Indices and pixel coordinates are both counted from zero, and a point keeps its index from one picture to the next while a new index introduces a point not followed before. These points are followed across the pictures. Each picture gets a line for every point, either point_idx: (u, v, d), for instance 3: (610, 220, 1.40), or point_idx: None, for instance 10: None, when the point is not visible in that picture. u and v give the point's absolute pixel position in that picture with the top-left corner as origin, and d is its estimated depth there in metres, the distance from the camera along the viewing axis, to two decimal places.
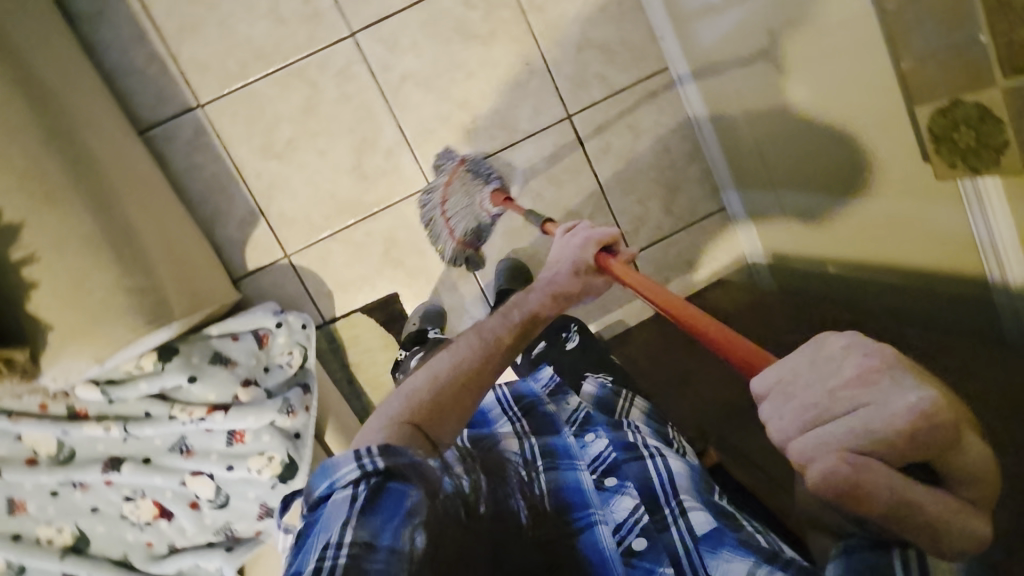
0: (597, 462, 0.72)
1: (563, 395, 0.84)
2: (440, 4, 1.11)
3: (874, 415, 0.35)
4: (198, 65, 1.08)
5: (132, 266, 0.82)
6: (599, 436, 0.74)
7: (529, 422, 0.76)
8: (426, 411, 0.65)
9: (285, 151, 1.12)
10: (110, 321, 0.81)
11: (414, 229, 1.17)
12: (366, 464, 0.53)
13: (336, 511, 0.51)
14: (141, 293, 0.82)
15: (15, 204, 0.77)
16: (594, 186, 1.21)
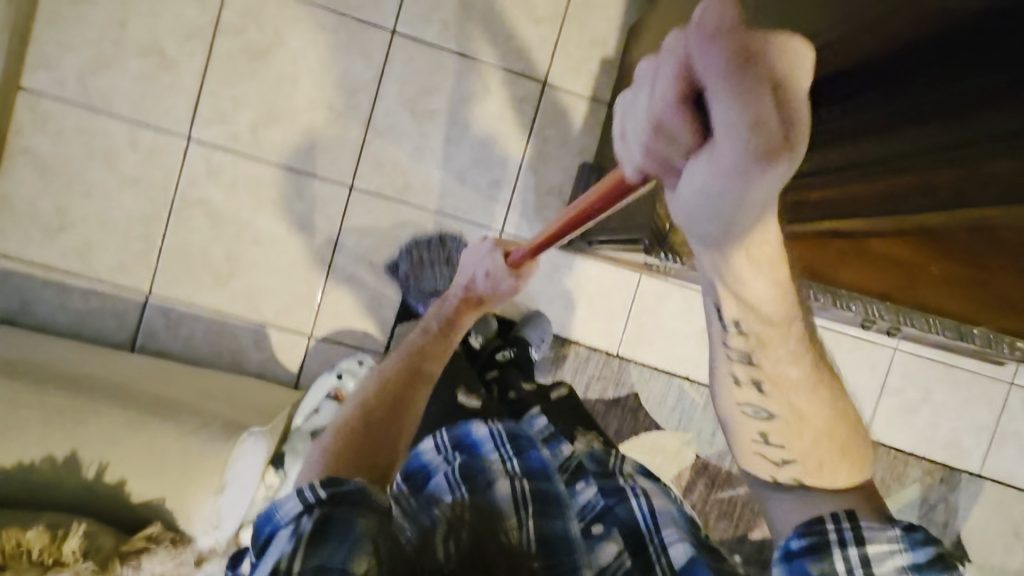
0: (586, 509, 0.69)
1: (555, 440, 0.81)
2: (222, 53, 1.12)
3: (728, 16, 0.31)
4: (117, 268, 1.12)
5: (183, 416, 0.80)
6: (588, 484, 0.72)
7: (521, 462, 0.72)
8: (356, 430, 0.75)
9: (234, 265, 1.15)
10: (197, 466, 0.78)
11: (373, 225, 1.18)
12: (308, 495, 0.58)
13: (278, 548, 0.55)
14: (204, 431, 0.80)
15: (54, 436, 0.76)
16: (463, 62, 1.18)
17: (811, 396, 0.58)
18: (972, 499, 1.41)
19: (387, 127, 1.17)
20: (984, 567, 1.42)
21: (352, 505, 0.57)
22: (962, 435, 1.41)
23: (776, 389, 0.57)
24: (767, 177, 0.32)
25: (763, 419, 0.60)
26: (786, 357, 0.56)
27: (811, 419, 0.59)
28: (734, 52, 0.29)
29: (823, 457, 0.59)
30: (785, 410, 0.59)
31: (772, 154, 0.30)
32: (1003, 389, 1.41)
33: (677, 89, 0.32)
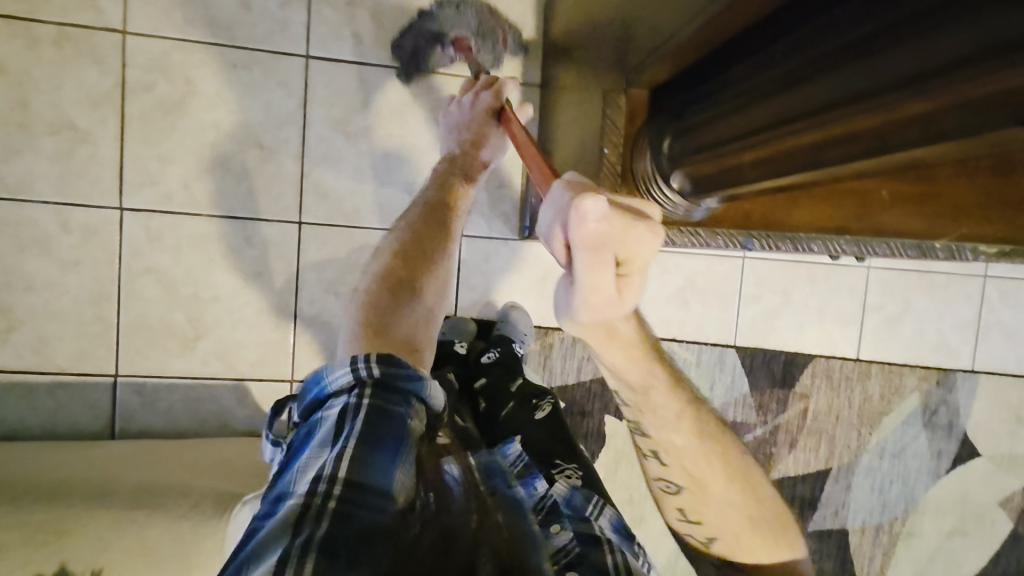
0: (560, 553, 0.70)
1: (530, 480, 0.85)
2: (136, 114, 1.07)
3: (613, 232, 0.41)
4: (78, 357, 1.08)
5: (173, 501, 0.80)
6: (565, 529, 0.75)
7: (497, 500, 0.75)
8: (392, 282, 0.87)
9: (198, 327, 1.11)
10: (194, 549, 0.76)
11: (330, 257, 1.15)
12: (362, 368, 0.72)
13: (326, 431, 0.68)
14: (196, 511, 0.79)
15: (39, 554, 0.71)
16: (385, 72, 1.14)
17: (711, 478, 0.75)
18: (970, 394, 1.44)
19: (323, 154, 1.13)
20: (994, 456, 1.46)
21: (395, 398, 0.71)
22: (949, 335, 1.43)
23: (671, 456, 0.76)
24: (590, 309, 0.48)
25: (674, 492, 0.77)
26: (672, 428, 0.75)
27: (710, 490, 0.75)
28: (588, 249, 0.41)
29: (730, 526, 0.75)
30: (688, 480, 0.76)
31: (595, 303, 0.47)
32: (979, 283, 1.43)
33: (558, 245, 0.42)
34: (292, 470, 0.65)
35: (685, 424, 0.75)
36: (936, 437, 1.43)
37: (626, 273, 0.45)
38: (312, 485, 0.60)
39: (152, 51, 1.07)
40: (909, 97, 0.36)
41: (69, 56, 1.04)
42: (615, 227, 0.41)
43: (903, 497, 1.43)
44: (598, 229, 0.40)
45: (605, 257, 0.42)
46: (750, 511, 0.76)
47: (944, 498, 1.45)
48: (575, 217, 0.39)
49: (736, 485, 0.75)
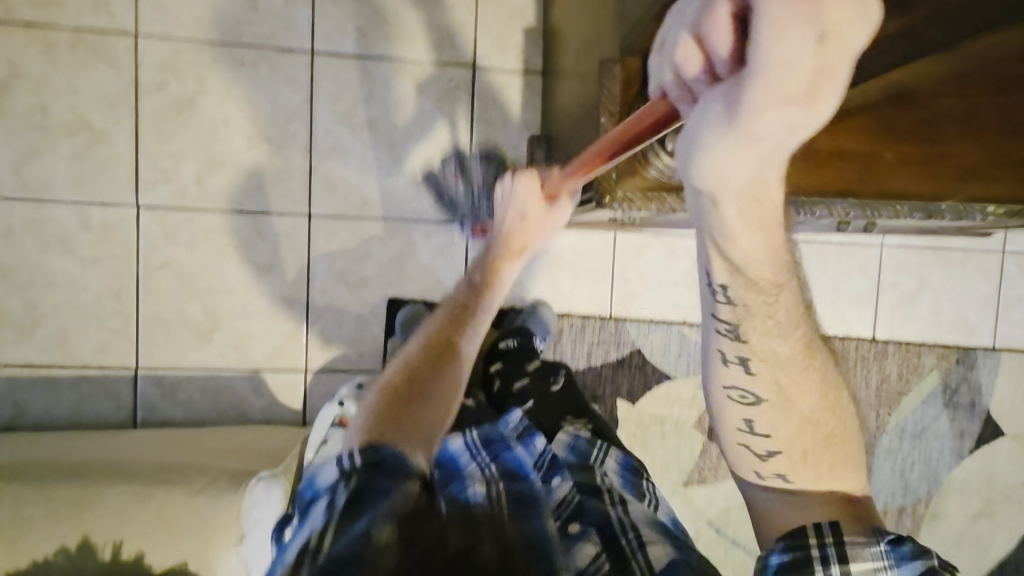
0: (562, 507, 0.78)
1: (531, 437, 0.93)
2: (149, 113, 1.10)
3: None
4: (99, 351, 1.11)
5: (190, 476, 0.82)
6: (563, 479, 0.82)
7: (498, 464, 0.83)
8: (405, 385, 0.82)
9: (213, 319, 1.14)
10: (210, 521, 0.78)
11: (339, 248, 1.17)
12: (345, 460, 0.68)
13: (319, 513, 0.64)
14: (213, 486, 0.81)
15: (65, 526, 0.76)
16: (389, 65, 1.16)
17: (806, 383, 0.62)
18: (992, 372, 1.41)
19: (330, 147, 1.15)
20: (1019, 436, 1.42)
21: (387, 474, 0.65)
22: (967, 313, 1.40)
23: (765, 365, 0.61)
24: (777, 118, 0.37)
25: (750, 404, 0.63)
26: (771, 333, 0.60)
27: (796, 404, 0.63)
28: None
29: (809, 447, 0.63)
30: (772, 393, 0.62)
31: (792, 99, 0.35)
32: (996, 259, 1.40)
33: (725, 12, 0.36)
34: (286, 554, 0.61)
35: (787, 326, 0.59)
36: (958, 417, 1.40)
37: (827, 62, 0.34)
38: (299, 555, 0.58)
39: (163, 53, 1.10)
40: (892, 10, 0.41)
41: (84, 59, 1.08)
42: None
43: (925, 479, 1.41)
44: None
45: (818, 11, 0.32)
46: (829, 430, 0.64)
47: (968, 480, 1.42)
48: None
49: (821, 399, 0.64)
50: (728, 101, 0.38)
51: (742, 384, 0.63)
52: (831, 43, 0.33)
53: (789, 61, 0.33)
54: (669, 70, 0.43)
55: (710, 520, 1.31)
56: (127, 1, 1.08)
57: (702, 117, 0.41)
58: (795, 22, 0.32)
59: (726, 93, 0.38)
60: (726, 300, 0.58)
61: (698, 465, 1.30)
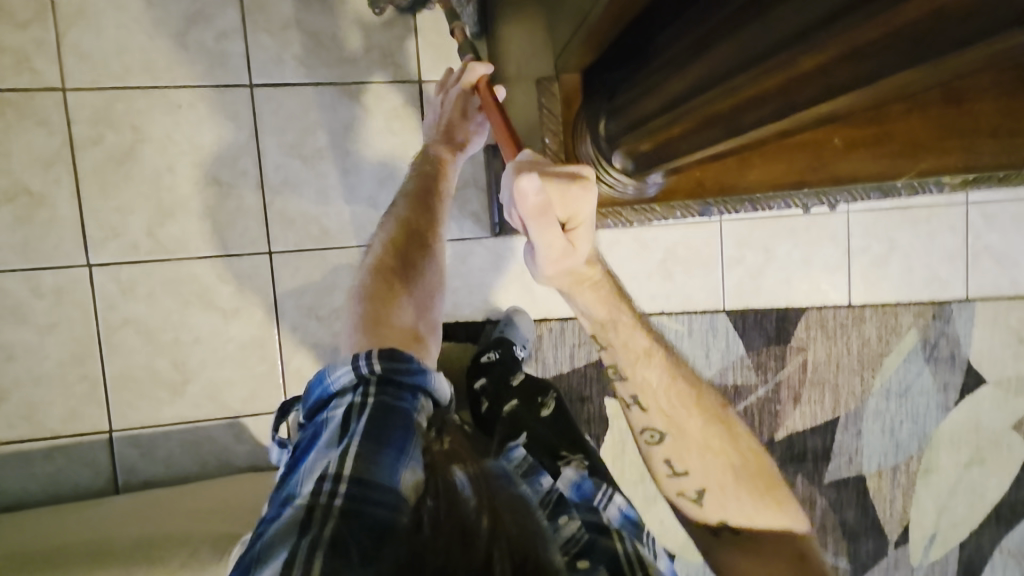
0: (571, 543, 0.72)
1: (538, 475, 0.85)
2: (89, 169, 1.06)
3: (555, 198, 0.49)
4: (69, 419, 1.08)
5: (170, 552, 0.79)
6: (572, 518, 0.76)
7: None
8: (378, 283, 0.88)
9: (184, 371, 1.11)
10: None
11: (305, 282, 1.14)
12: (363, 366, 0.76)
13: (334, 422, 0.72)
14: (194, 556, 0.78)
15: None
16: (331, 90, 1.13)
17: (688, 411, 0.74)
18: (968, 323, 1.42)
19: (282, 181, 1.12)
20: (999, 382, 1.45)
21: (399, 390, 0.74)
22: (939, 268, 1.41)
23: (646, 398, 0.74)
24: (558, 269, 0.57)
25: (659, 442, 0.74)
26: (650, 372, 0.74)
27: (688, 432, 0.73)
28: (540, 220, 0.49)
29: (722, 482, 0.72)
30: (669, 424, 0.73)
31: (563, 262, 0.54)
32: (961, 212, 1.41)
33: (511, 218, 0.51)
34: (302, 471, 0.68)
35: (649, 359, 0.73)
36: (940, 371, 1.42)
37: (577, 236, 0.54)
38: (317, 487, 0.62)
39: (95, 104, 1.06)
40: (802, 52, 0.37)
41: (12, 121, 1.03)
42: (554, 195, 0.49)
43: (915, 435, 1.43)
44: (544, 199, 0.48)
45: (554, 223, 0.50)
46: (736, 461, 0.72)
47: (956, 431, 1.44)
48: (518, 191, 0.47)
49: (714, 429, 0.73)
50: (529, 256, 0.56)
51: (644, 423, 0.75)
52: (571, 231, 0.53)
53: (552, 248, 0.53)
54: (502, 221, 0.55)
55: None
56: (50, 55, 1.04)
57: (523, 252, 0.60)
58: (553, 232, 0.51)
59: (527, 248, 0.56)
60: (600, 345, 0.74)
61: None
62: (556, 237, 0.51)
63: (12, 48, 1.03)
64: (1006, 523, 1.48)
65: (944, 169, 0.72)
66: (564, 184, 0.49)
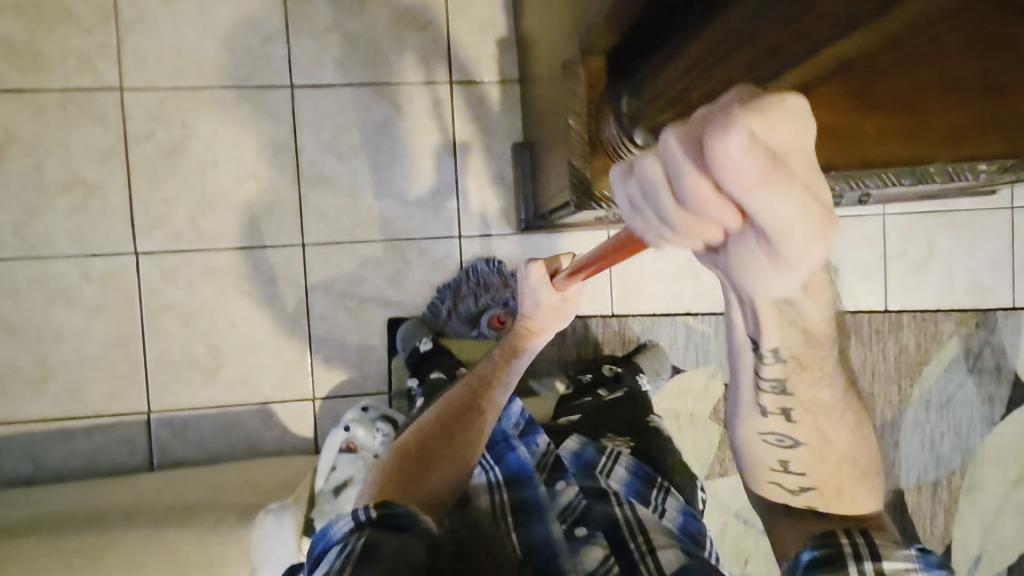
0: (568, 511, 0.90)
1: (534, 433, 1.01)
2: (140, 163, 1.13)
3: (769, 134, 0.33)
4: (112, 398, 1.13)
5: (206, 520, 0.83)
6: (568, 485, 0.93)
7: (502, 468, 0.96)
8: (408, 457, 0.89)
9: (219, 356, 1.15)
10: (221, 558, 0.80)
11: (335, 273, 1.18)
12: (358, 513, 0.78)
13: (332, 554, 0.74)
14: (222, 523, 0.82)
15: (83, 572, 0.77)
16: (366, 89, 1.17)
17: (839, 423, 0.61)
18: (1015, 333, 1.35)
19: (316, 176, 1.17)
20: None
21: (393, 525, 0.75)
22: (983, 274, 1.35)
23: (806, 413, 0.60)
24: (810, 246, 0.36)
25: (789, 447, 0.62)
26: (822, 384, 0.58)
27: (833, 445, 0.62)
28: (755, 172, 0.32)
29: (842, 484, 0.64)
30: (811, 436, 0.61)
31: (815, 227, 0.35)
32: (1006, 216, 1.35)
33: (704, 188, 0.35)
34: None
35: (833, 373, 0.59)
36: (984, 382, 1.35)
37: (819, 190, 0.35)
38: None
39: (148, 102, 1.13)
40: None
41: (73, 117, 1.11)
42: (769, 135, 0.32)
43: (957, 449, 1.36)
44: (751, 144, 0.32)
45: (782, 173, 0.33)
46: (867, 463, 0.64)
47: (1002, 447, 1.37)
48: (715, 147, 0.32)
49: (862, 435, 0.63)
50: (755, 243, 0.37)
51: (782, 430, 0.62)
52: (808, 175, 0.34)
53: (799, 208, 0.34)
54: (675, 229, 0.39)
55: (737, 512, 1.28)
56: (111, 56, 1.12)
57: (733, 257, 0.39)
58: (784, 183, 0.33)
59: (745, 237, 0.37)
60: (783, 356, 0.56)
61: (717, 457, 1.27)
62: (799, 195, 0.34)
63: (77, 50, 1.11)
64: None
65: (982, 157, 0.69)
66: (774, 96, 0.33)
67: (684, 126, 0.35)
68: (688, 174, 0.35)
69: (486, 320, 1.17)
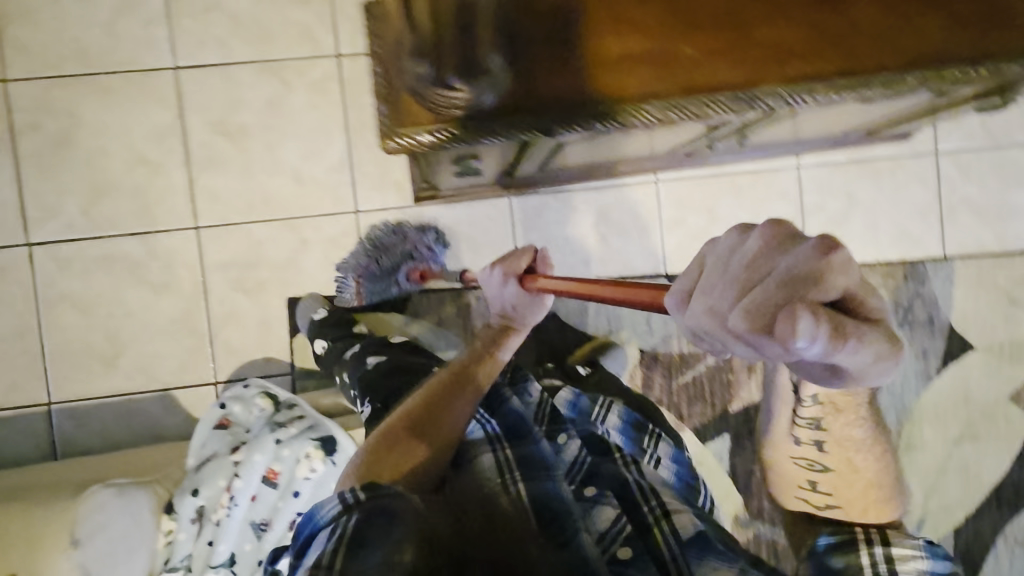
0: (575, 468, 0.81)
1: (523, 384, 0.96)
2: (29, 154, 1.13)
3: (822, 292, 0.34)
4: (13, 391, 1.13)
5: (47, 495, 0.84)
6: (570, 439, 0.85)
7: (500, 420, 0.87)
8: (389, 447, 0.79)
9: (118, 344, 1.15)
10: (41, 528, 0.80)
11: (231, 255, 1.17)
12: (347, 495, 0.62)
13: (320, 543, 0.58)
14: (54, 497, 0.83)
15: None
16: (252, 68, 1.16)
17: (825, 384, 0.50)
18: (947, 284, 1.30)
19: (207, 158, 1.16)
20: (989, 347, 1.32)
21: (389, 499, 0.60)
22: (908, 224, 1.31)
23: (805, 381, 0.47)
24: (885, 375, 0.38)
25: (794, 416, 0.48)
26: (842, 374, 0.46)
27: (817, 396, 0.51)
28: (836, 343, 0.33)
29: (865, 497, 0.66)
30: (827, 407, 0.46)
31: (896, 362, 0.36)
32: (930, 162, 1.31)
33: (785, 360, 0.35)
34: None
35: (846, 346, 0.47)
36: (917, 336, 1.30)
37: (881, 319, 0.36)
38: None
39: (34, 93, 1.13)
40: None
41: None
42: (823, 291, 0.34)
43: (892, 407, 1.31)
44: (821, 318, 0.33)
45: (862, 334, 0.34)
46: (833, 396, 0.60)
47: (942, 402, 1.32)
48: (792, 338, 0.32)
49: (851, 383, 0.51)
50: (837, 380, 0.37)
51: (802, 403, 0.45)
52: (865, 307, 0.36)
53: (877, 354, 0.35)
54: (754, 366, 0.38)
55: None
56: None
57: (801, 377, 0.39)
58: (862, 339, 0.34)
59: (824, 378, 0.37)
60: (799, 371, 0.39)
61: None
62: (876, 344, 0.35)
63: None
64: (1010, 506, 1.33)
65: (726, 88, 0.68)
66: (823, 245, 0.34)
67: (753, 302, 0.34)
68: (764, 350, 0.34)
69: (403, 274, 1.14)
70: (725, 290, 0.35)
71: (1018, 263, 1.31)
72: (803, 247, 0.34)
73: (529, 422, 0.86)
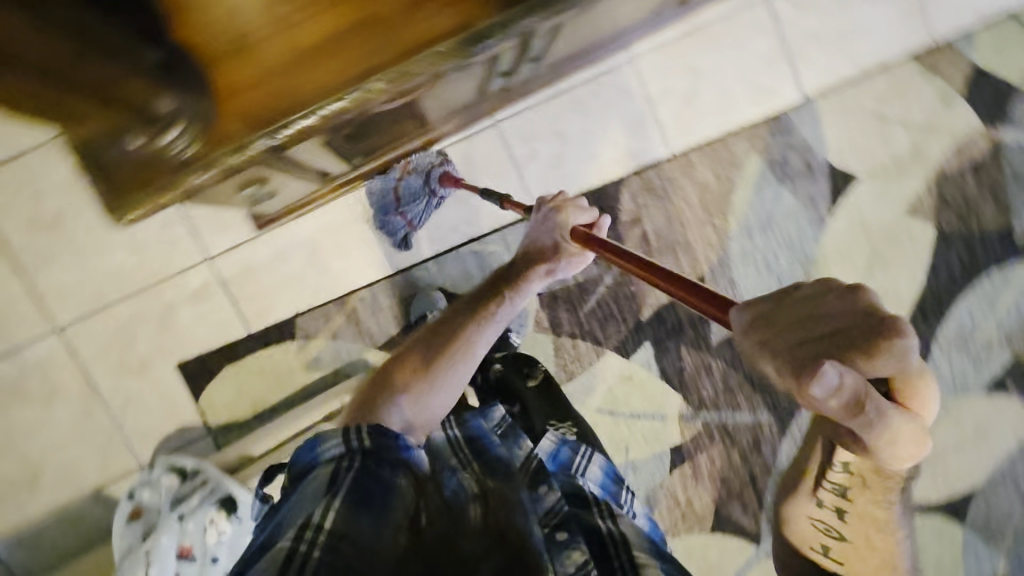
0: (549, 514, 0.69)
1: (517, 437, 0.79)
2: None
3: (888, 364, 0.38)
4: None
5: None
6: (551, 487, 0.72)
7: (478, 463, 0.74)
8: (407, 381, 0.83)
9: (30, 464, 1.15)
10: None
11: (104, 343, 1.15)
12: (353, 440, 0.70)
13: (314, 486, 0.66)
14: None
15: None
16: (43, 151, 1.10)
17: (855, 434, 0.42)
18: (814, 125, 1.29)
19: (36, 258, 1.11)
20: (875, 172, 1.31)
21: (389, 465, 0.69)
22: (761, 78, 1.27)
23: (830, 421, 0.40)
24: (901, 450, 0.42)
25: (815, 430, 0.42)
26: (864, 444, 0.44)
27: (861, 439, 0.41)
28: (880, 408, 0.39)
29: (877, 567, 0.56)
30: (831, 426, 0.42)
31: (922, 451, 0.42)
32: (764, 8, 1.25)
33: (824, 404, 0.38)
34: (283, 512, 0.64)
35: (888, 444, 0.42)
36: (799, 186, 1.30)
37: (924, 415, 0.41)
38: (298, 530, 0.59)
39: None
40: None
41: None
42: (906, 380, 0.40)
43: (798, 262, 1.31)
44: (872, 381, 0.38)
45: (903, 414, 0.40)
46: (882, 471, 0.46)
47: (843, 241, 1.32)
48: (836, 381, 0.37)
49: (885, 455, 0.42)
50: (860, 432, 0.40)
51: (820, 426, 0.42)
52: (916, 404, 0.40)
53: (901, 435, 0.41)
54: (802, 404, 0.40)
55: (599, 408, 1.31)
56: None
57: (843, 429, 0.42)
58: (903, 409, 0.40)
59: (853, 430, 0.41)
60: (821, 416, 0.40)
61: (559, 363, 1.29)
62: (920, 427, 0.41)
63: None
64: (938, 315, 1.33)
65: (443, 35, 0.64)
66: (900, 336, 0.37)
67: (801, 338, 0.39)
68: (814, 390, 0.38)
69: (435, 182, 1.10)
70: (809, 343, 0.39)
71: (877, 81, 1.29)
72: (875, 322, 0.37)
73: (509, 465, 0.74)
